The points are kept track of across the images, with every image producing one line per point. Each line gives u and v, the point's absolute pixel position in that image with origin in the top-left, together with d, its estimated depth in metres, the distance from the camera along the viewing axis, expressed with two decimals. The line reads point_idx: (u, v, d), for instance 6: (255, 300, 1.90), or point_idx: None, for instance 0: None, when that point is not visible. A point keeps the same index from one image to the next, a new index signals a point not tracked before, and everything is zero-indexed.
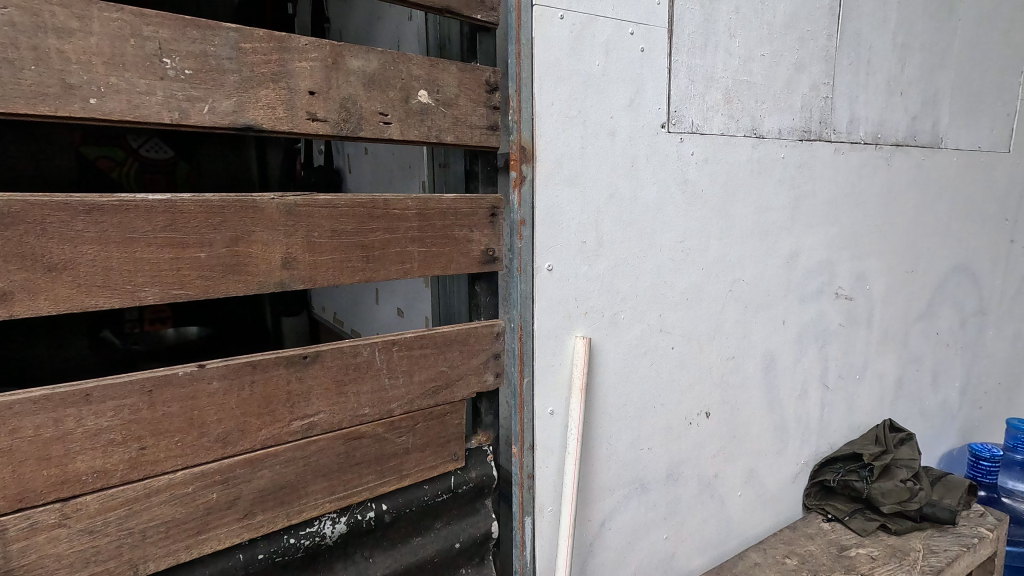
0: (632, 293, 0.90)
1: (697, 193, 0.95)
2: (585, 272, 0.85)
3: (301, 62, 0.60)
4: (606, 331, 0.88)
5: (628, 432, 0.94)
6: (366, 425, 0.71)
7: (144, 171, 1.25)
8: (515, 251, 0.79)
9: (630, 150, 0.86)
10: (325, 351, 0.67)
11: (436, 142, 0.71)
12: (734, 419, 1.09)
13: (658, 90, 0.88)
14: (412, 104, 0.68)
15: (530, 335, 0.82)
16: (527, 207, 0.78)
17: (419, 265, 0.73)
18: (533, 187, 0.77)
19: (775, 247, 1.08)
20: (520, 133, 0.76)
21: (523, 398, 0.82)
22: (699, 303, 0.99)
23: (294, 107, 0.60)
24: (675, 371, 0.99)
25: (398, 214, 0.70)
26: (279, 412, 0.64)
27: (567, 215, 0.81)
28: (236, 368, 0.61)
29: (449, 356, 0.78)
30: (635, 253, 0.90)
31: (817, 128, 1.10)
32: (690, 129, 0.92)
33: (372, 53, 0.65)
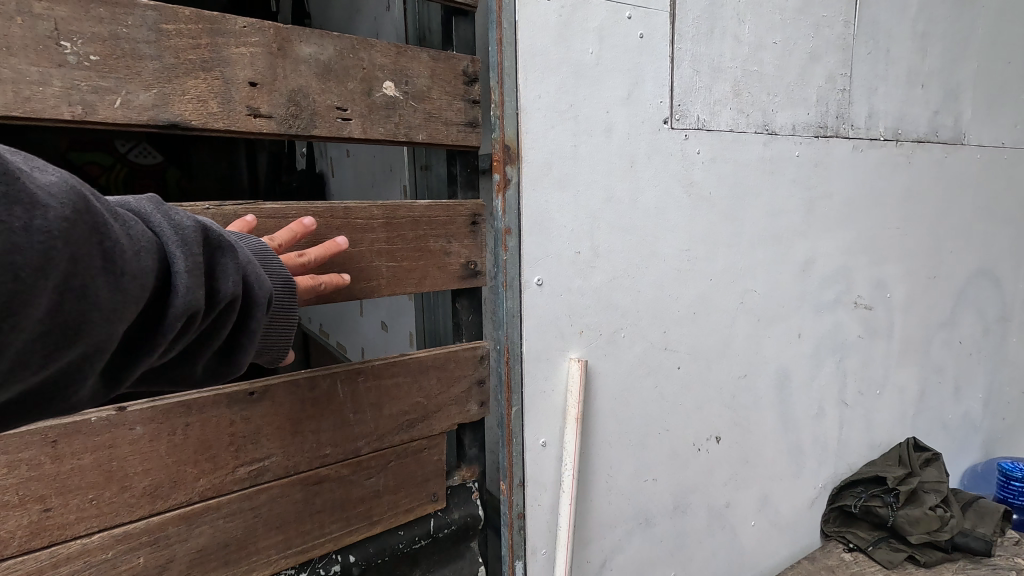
0: (635, 309, 0.81)
1: (703, 196, 0.85)
2: (579, 286, 0.75)
3: (239, 47, 0.51)
4: (604, 352, 0.79)
5: (630, 462, 0.84)
6: (328, 467, 0.62)
7: (133, 178, 1.04)
8: (500, 264, 0.70)
9: (628, 148, 0.76)
10: (276, 385, 0.57)
11: (405, 141, 0.62)
12: (745, 443, 0.99)
13: (660, 81, 0.78)
14: (375, 98, 0.59)
15: (519, 356, 0.72)
16: (513, 215, 0.68)
17: (388, 283, 0.64)
18: (519, 193, 0.68)
19: (789, 253, 0.98)
20: (504, 130, 0.66)
21: (511, 429, 0.73)
22: (708, 316, 0.90)
23: (230, 101, 0.51)
24: (682, 393, 0.89)
25: (361, 224, 0.61)
26: (221, 458, 0.55)
27: (558, 223, 0.72)
28: (165, 410, 0.51)
29: (426, 385, 0.69)
30: (634, 264, 0.80)
31: (834, 124, 1.00)
32: (695, 125, 0.83)
33: (327, 39, 0.56)
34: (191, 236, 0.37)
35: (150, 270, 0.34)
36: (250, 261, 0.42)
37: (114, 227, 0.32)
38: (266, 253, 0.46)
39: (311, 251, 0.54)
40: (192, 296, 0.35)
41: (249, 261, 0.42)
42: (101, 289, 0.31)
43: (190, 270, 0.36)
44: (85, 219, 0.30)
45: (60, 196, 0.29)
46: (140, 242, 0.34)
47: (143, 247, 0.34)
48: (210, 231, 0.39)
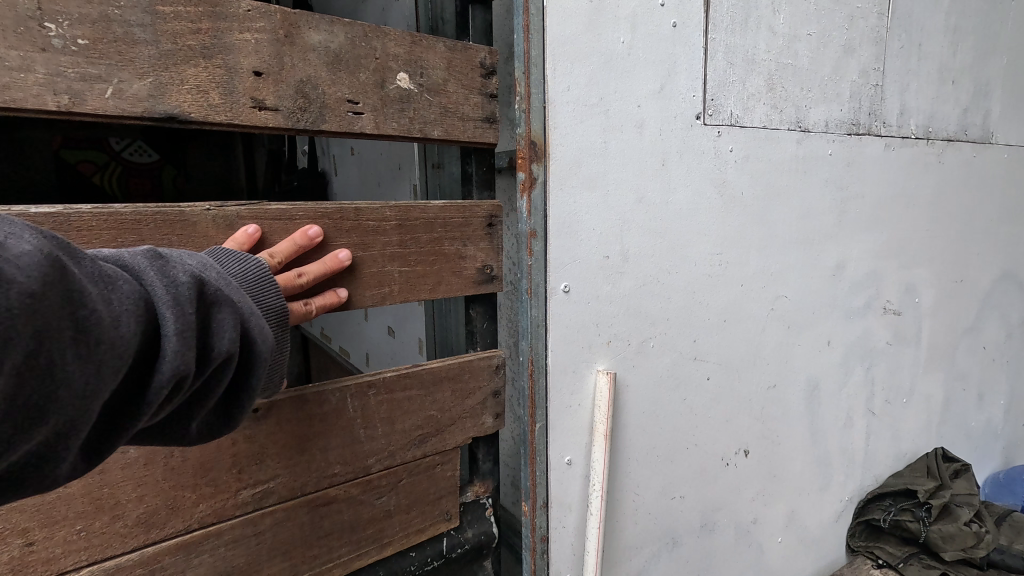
0: (664, 317, 0.77)
1: (736, 196, 0.81)
2: (607, 293, 0.71)
3: (243, 33, 0.47)
4: (633, 363, 0.74)
5: (658, 480, 0.80)
6: (336, 487, 0.57)
7: (128, 176, 1.03)
8: (525, 270, 0.65)
9: (660, 145, 0.72)
10: (281, 401, 0.52)
11: (420, 137, 0.58)
12: (774, 457, 0.95)
13: (693, 74, 0.74)
14: (388, 91, 0.55)
15: (543, 370, 0.67)
16: (539, 216, 0.64)
17: (401, 290, 0.59)
18: (545, 193, 0.64)
19: (820, 257, 0.94)
20: (531, 125, 0.62)
21: (535, 447, 0.68)
22: (738, 324, 0.85)
23: (233, 92, 0.47)
24: (712, 405, 0.84)
25: (373, 225, 0.56)
26: (222, 481, 0.50)
27: (587, 225, 0.68)
28: None
29: (439, 398, 0.64)
30: (664, 269, 0.75)
31: (867, 121, 0.96)
32: (728, 121, 0.79)
33: (337, 25, 0.51)
34: (183, 294, 0.37)
35: (132, 335, 0.33)
36: (251, 312, 0.42)
37: (95, 294, 0.32)
38: (265, 276, 0.46)
39: (310, 270, 0.50)
40: (178, 359, 0.35)
41: (248, 314, 0.42)
42: (69, 359, 0.30)
43: (178, 331, 0.35)
44: (58, 290, 0.30)
45: (33, 270, 0.29)
46: (124, 305, 0.33)
47: (126, 310, 0.33)
48: (205, 286, 0.39)
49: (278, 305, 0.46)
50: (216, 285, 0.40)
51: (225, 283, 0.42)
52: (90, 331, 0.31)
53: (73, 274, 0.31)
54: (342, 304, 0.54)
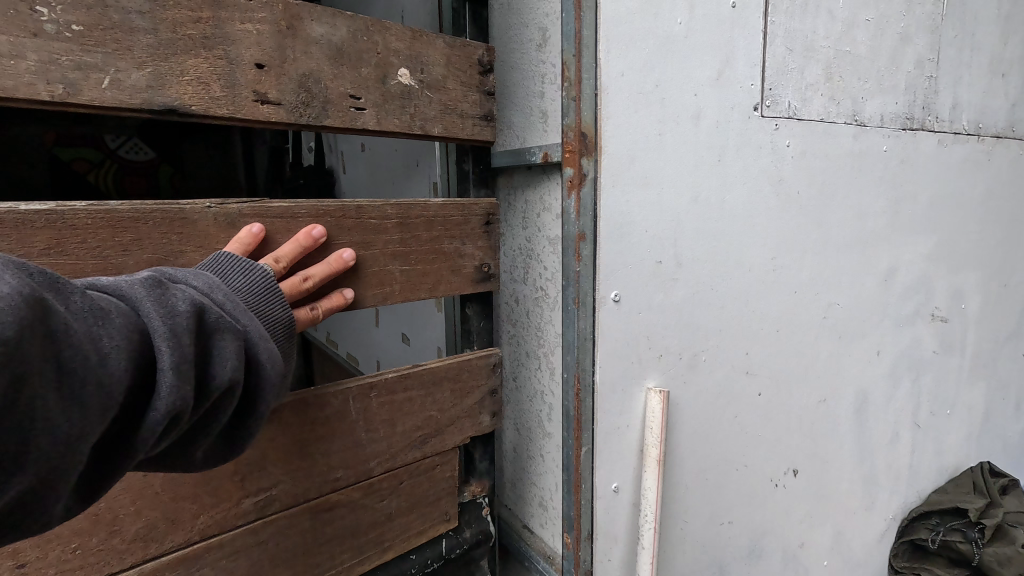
0: (712, 326, 0.73)
1: (793, 195, 0.78)
2: (659, 301, 0.67)
3: (244, 24, 0.45)
4: (685, 378, 0.71)
5: (705, 504, 0.77)
6: (338, 492, 0.57)
7: (124, 175, 0.86)
8: (574, 279, 0.62)
9: (717, 141, 0.69)
10: (284, 405, 0.51)
11: (421, 134, 0.57)
12: (820, 476, 0.92)
13: (752, 60, 0.70)
14: (390, 86, 0.54)
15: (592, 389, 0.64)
16: (588, 218, 0.60)
17: (402, 289, 0.59)
18: (596, 195, 0.60)
19: (872, 261, 0.92)
20: (581, 114, 0.58)
21: (581, 472, 0.65)
22: (789, 334, 0.82)
23: (236, 85, 0.45)
24: (762, 422, 0.82)
25: (374, 224, 0.55)
26: (224, 490, 0.49)
27: (639, 228, 0.64)
28: None
29: (438, 399, 0.63)
30: (717, 272, 0.72)
31: (919, 115, 0.94)
32: (786, 112, 0.75)
33: (339, 19, 0.50)
34: (180, 325, 0.36)
35: (122, 373, 0.33)
36: (254, 338, 0.41)
37: (82, 333, 0.31)
38: (273, 295, 0.45)
39: (315, 272, 0.49)
40: (174, 396, 0.34)
41: (252, 340, 0.41)
42: (51, 401, 0.29)
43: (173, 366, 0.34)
44: (39, 332, 0.29)
45: (17, 313, 0.28)
46: (115, 342, 0.33)
47: (115, 347, 0.33)
48: (205, 314, 0.38)
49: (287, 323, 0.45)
50: (217, 313, 0.39)
51: (228, 308, 0.41)
52: (74, 372, 0.30)
53: (57, 310, 0.30)
54: (347, 306, 0.53)
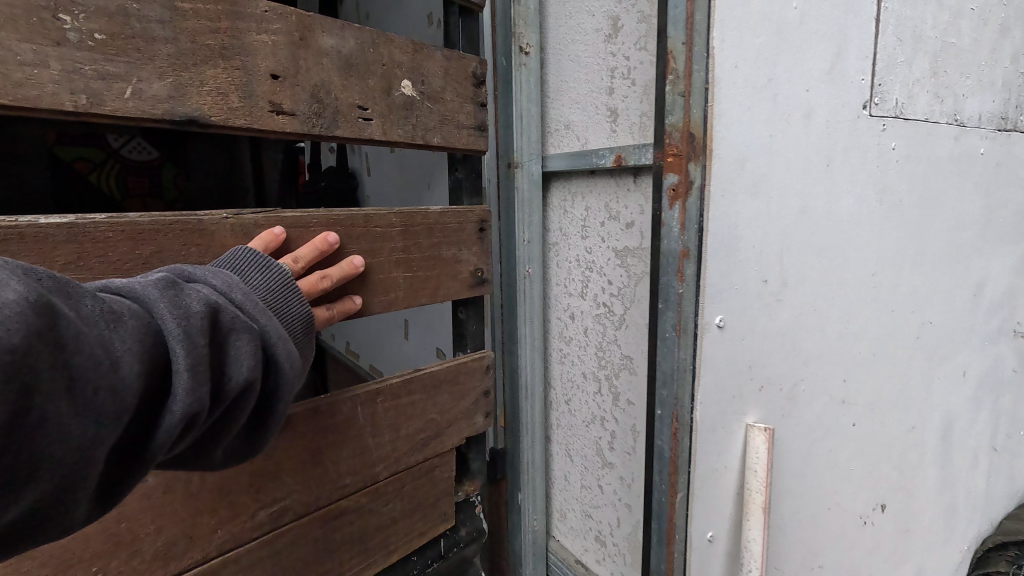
0: (817, 350, 0.66)
1: (895, 201, 0.70)
2: (760, 326, 0.60)
3: (261, 34, 0.45)
4: (782, 412, 0.64)
5: (798, 547, 0.69)
6: (347, 498, 0.57)
7: (126, 176, 0.77)
8: (674, 305, 0.56)
9: (827, 142, 0.60)
10: (297, 413, 0.51)
11: (422, 143, 0.59)
12: (908, 508, 0.84)
13: (864, 51, 0.61)
14: (395, 97, 0.55)
15: (689, 427, 0.58)
16: (693, 232, 0.55)
17: (405, 296, 0.60)
18: (705, 202, 0.54)
19: (966, 274, 0.84)
20: (689, 111, 0.53)
21: (674, 516, 0.60)
22: (887, 357, 0.75)
23: (253, 95, 0.45)
24: (854, 455, 0.73)
25: (381, 232, 0.56)
26: (241, 504, 0.48)
27: (746, 241, 0.57)
28: None
29: (438, 400, 0.65)
30: (828, 287, 0.65)
31: (1015, 113, 0.84)
32: (894, 110, 0.66)
33: (349, 30, 0.51)
34: (195, 324, 0.35)
35: (137, 378, 0.32)
36: (269, 334, 0.41)
37: (93, 335, 0.30)
38: (290, 288, 0.44)
39: (331, 275, 0.49)
40: (192, 398, 0.33)
41: (268, 337, 0.40)
42: (62, 413, 0.28)
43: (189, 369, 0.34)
44: (47, 336, 0.28)
45: (23, 315, 0.27)
46: (127, 345, 0.32)
47: (127, 350, 0.32)
48: (219, 312, 0.38)
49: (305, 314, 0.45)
50: (230, 310, 0.38)
51: (242, 306, 0.40)
52: (85, 379, 0.29)
53: (63, 313, 0.29)
54: (356, 311, 0.54)
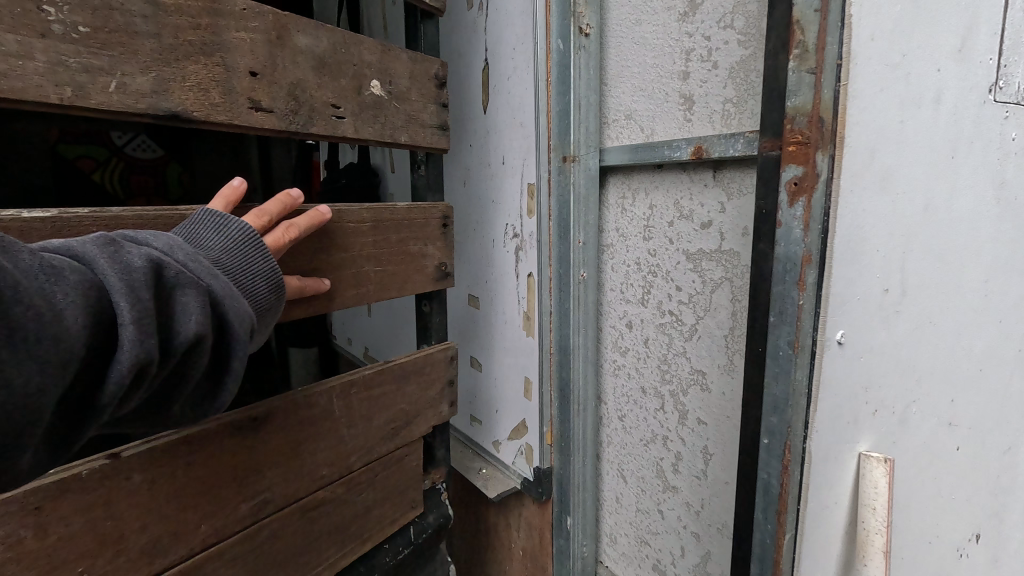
0: (928, 370, 0.82)
1: (1008, 197, 0.85)
2: (881, 337, 0.76)
3: (238, 34, 0.72)
4: (897, 433, 0.80)
5: (933, 539, 0.89)
6: (328, 488, 0.91)
7: (131, 172, 1.62)
8: (795, 322, 0.74)
9: (952, 130, 0.75)
10: (276, 407, 0.82)
11: (392, 138, 0.92)
12: (1001, 529, 1.02)
13: (994, 34, 0.75)
14: (366, 96, 0.87)
15: (801, 458, 0.76)
16: (814, 237, 0.71)
17: (376, 281, 0.91)
18: (829, 192, 0.69)
19: None
20: (820, 93, 0.68)
21: (802, 540, 0.77)
22: (977, 370, 0.89)
23: (234, 88, 0.72)
24: (955, 484, 0.90)
25: (358, 228, 0.86)
26: (227, 492, 0.77)
27: (872, 242, 0.72)
28: (153, 462, 0.69)
29: (406, 392, 1.01)
30: (937, 308, 0.81)
31: None
32: (1015, 96, 0.82)
33: (322, 33, 0.81)
34: (136, 284, 0.56)
35: (80, 325, 0.52)
36: (211, 287, 0.63)
37: (54, 292, 0.51)
38: (251, 238, 0.69)
39: (301, 228, 0.75)
40: (134, 343, 0.54)
41: (209, 290, 0.62)
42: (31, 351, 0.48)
43: (133, 321, 0.55)
44: (30, 285, 0.49)
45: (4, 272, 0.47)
46: (66, 295, 0.52)
47: (68, 305, 0.51)
48: (164, 274, 0.59)
49: (267, 266, 0.69)
50: (174, 273, 0.60)
51: (189, 270, 0.62)
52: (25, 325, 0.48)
53: (12, 272, 0.47)
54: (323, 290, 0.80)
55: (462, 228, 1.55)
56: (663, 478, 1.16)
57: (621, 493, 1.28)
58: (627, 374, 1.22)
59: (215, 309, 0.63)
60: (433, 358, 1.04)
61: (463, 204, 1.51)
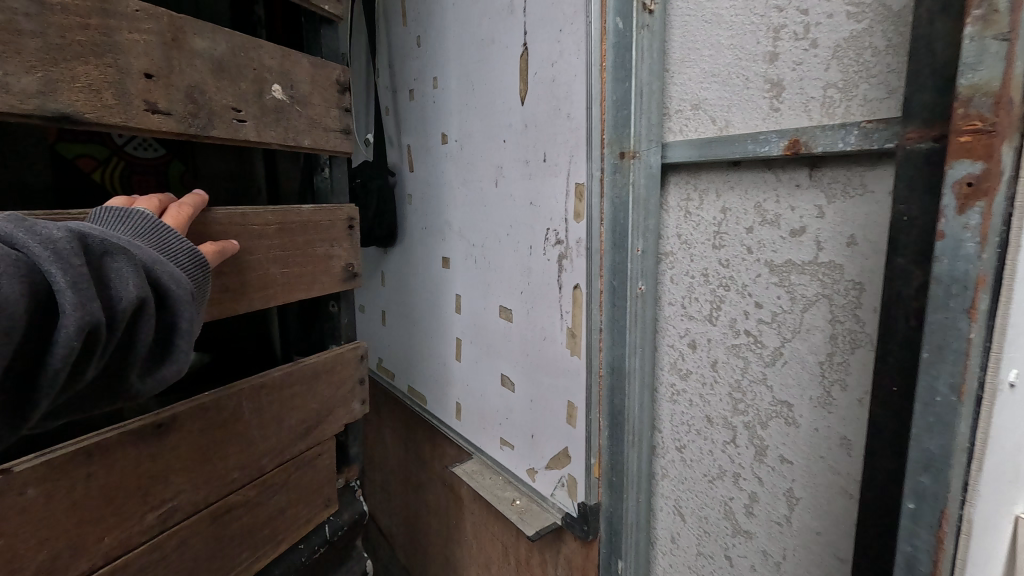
0: None
1: None
2: None
3: (131, 37, 0.73)
4: None
5: None
6: (242, 488, 0.96)
7: (131, 172, 1.21)
8: (961, 357, 0.60)
9: None
10: (183, 410, 0.84)
11: (292, 138, 0.96)
12: None
13: None
14: (265, 99, 0.91)
15: (956, 527, 0.64)
16: (993, 243, 0.58)
17: (281, 274, 0.96)
18: (1010, 194, 0.57)
19: None
20: (1012, 68, 0.54)
21: None
22: None
23: (129, 89, 0.73)
24: None
25: (259, 227, 0.92)
26: (136, 499, 0.79)
27: None
28: (62, 470, 0.70)
29: (314, 389, 1.08)
30: None
31: None
32: None
33: (216, 37, 0.84)
34: (64, 255, 0.62)
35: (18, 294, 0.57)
36: (139, 260, 0.70)
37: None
38: (156, 226, 0.75)
39: (186, 207, 0.79)
40: (75, 302, 0.61)
41: (136, 262, 0.69)
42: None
43: (70, 288, 0.61)
44: None
45: None
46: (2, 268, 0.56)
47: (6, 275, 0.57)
48: (89, 246, 0.65)
49: (182, 246, 0.75)
50: (102, 244, 0.67)
51: (115, 243, 0.68)
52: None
53: None
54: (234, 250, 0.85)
55: (494, 240, 1.54)
56: (732, 520, 1.00)
57: (679, 532, 1.13)
58: (682, 406, 1.09)
59: (149, 276, 0.70)
60: (341, 356, 1.13)
61: (495, 207, 1.51)
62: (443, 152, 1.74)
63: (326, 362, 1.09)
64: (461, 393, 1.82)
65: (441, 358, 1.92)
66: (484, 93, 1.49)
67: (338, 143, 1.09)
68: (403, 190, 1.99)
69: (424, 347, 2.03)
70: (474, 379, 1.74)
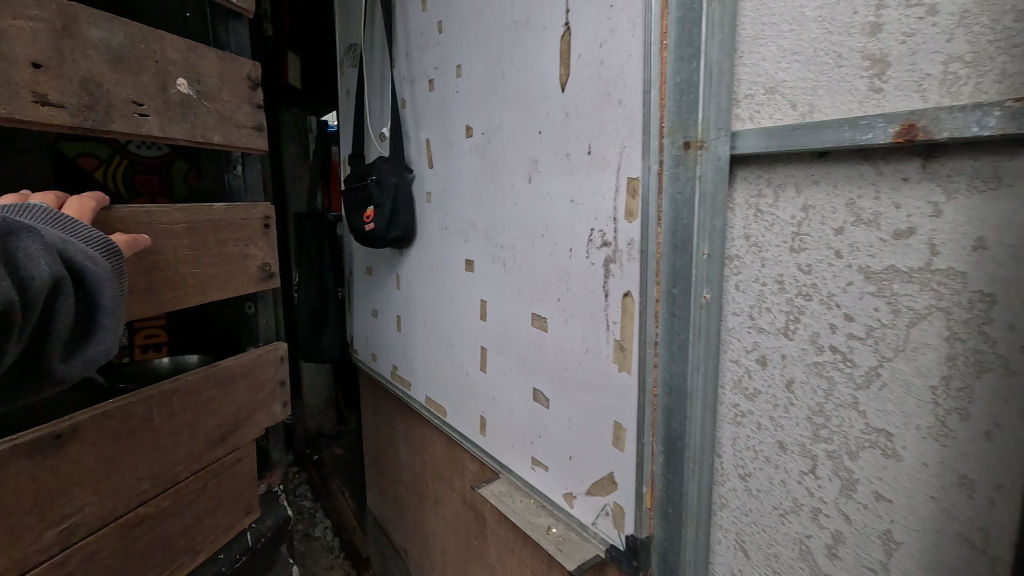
0: None
1: None
2: None
3: (15, 28, 1.13)
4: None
5: None
6: (143, 491, 1.47)
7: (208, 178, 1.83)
8: None
9: None
10: (81, 422, 1.29)
11: (193, 123, 1.52)
12: None
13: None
14: (175, 96, 1.47)
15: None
16: None
17: (208, 278, 1.57)
18: None
19: None
20: None
21: None
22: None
23: (16, 88, 1.13)
24: None
25: (177, 229, 1.46)
26: (44, 509, 1.23)
27: None
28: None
29: (236, 388, 1.75)
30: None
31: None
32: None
33: (114, 32, 1.32)
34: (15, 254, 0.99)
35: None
36: (56, 243, 1.08)
37: None
38: (66, 240, 1.10)
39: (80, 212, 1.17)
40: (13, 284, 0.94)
41: (46, 242, 1.06)
42: None
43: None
44: None
45: None
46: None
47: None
48: (18, 242, 1.00)
49: (91, 242, 1.16)
50: (19, 230, 1.00)
51: (40, 235, 1.05)
52: None
53: None
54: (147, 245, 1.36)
55: (539, 268, 1.87)
56: (809, 560, 1.24)
57: (741, 567, 1.38)
58: (749, 429, 1.34)
59: (61, 256, 1.08)
60: (264, 358, 1.85)
61: (541, 244, 1.84)
62: (503, 190, 2.01)
63: (248, 362, 1.78)
64: (496, 395, 2.19)
65: (495, 357, 2.17)
66: (521, 76, 1.85)
67: (252, 138, 1.71)
68: (420, 188, 2.59)
69: (461, 345, 2.41)
70: (536, 379, 1.95)
